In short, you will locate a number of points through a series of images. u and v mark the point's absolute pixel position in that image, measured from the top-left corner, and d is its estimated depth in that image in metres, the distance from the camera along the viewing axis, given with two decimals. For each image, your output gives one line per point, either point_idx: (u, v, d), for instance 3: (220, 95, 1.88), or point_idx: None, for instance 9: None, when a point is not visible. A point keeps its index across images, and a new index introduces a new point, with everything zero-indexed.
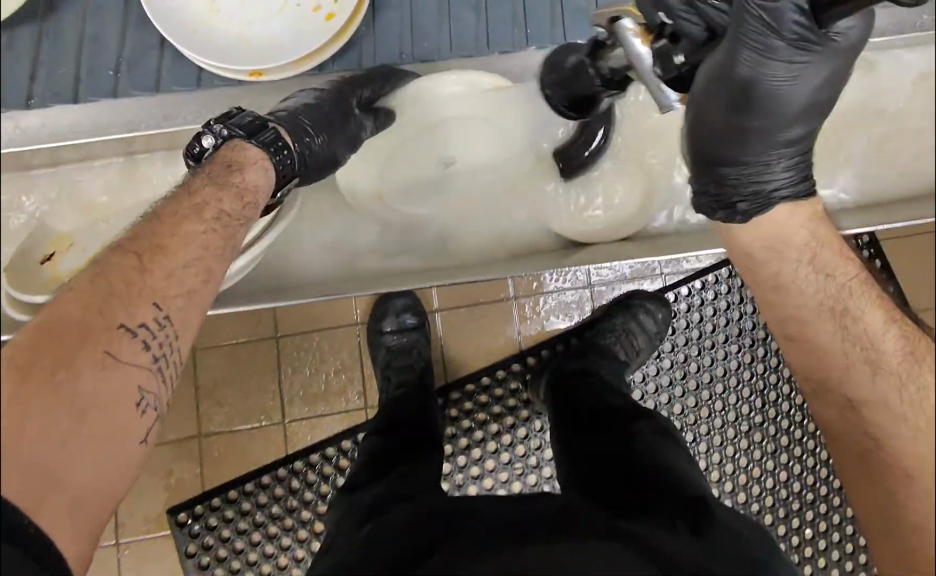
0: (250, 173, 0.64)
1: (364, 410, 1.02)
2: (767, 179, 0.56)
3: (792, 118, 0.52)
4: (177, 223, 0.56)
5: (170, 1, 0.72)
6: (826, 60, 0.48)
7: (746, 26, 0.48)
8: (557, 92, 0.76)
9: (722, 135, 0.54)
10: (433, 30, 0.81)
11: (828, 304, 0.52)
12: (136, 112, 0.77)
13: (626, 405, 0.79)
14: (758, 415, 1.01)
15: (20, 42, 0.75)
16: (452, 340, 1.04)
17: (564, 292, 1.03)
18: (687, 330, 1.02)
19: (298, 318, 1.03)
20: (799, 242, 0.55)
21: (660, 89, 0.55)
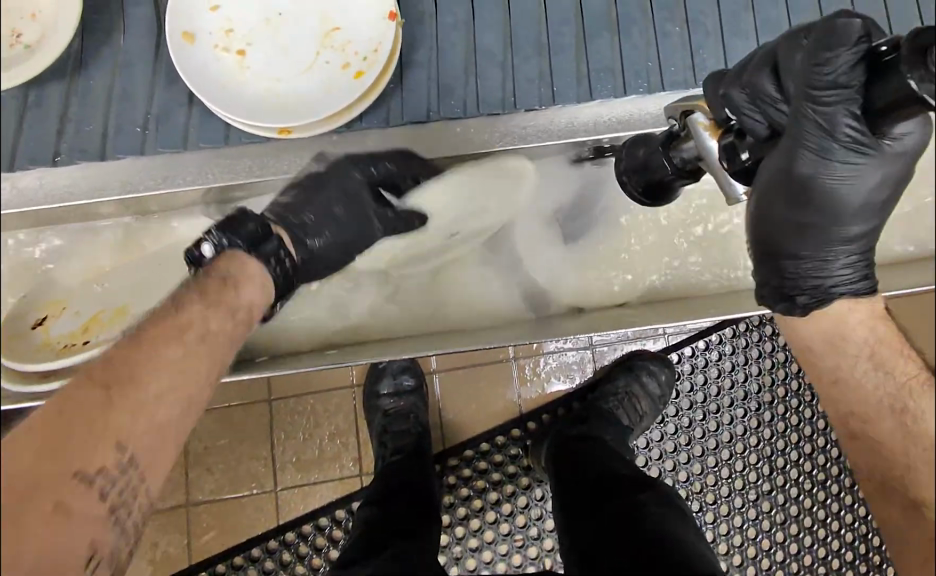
0: (246, 289, 0.62)
1: (358, 478, 0.97)
2: (828, 274, 0.52)
3: (852, 214, 0.50)
4: (153, 348, 0.52)
5: (201, 58, 0.70)
6: (886, 160, 0.47)
7: (804, 129, 0.47)
8: (632, 171, 0.62)
9: (782, 228, 0.52)
10: (459, 85, 0.76)
11: (888, 402, 0.51)
12: (137, 171, 0.74)
13: (632, 474, 0.76)
14: (766, 483, 0.97)
15: (49, 97, 0.74)
16: (451, 402, 1.00)
17: (565, 352, 1.01)
18: (691, 394, 0.99)
19: (294, 383, 0.99)
20: (857, 338, 0.53)
21: (723, 176, 0.52)
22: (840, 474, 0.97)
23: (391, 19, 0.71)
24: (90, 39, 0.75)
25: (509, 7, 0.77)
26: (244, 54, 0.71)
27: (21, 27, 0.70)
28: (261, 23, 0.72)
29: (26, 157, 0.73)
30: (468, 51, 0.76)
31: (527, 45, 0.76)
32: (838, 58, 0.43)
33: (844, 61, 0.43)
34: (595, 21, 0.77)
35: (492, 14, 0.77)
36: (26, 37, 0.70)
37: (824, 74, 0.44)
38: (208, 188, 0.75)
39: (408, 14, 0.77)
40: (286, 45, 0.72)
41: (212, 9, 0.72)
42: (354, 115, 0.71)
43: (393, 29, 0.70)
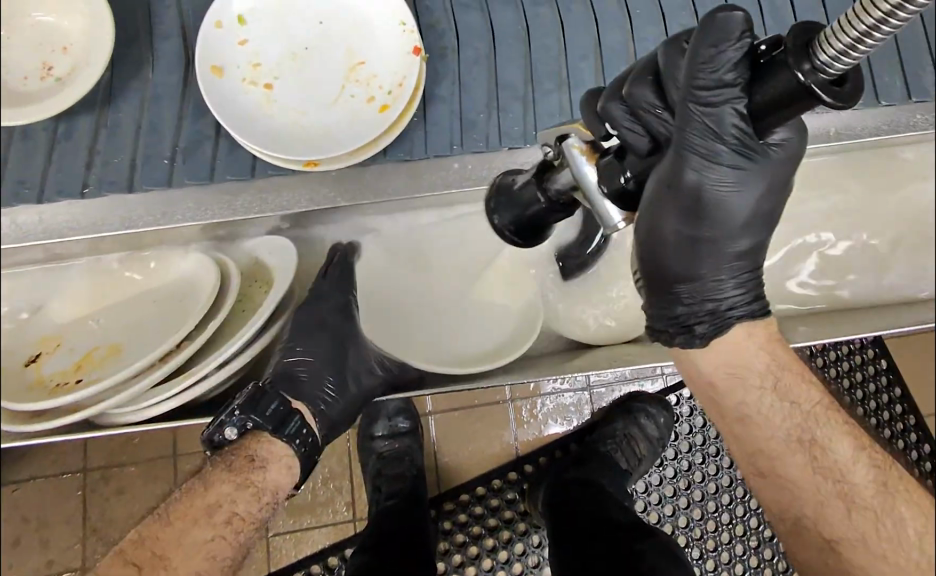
0: (272, 471, 0.67)
1: (352, 523, 0.96)
2: (721, 296, 0.54)
3: (739, 229, 0.52)
4: (184, 528, 0.63)
5: (230, 91, 0.71)
6: (768, 167, 0.49)
7: (691, 133, 0.47)
8: (507, 209, 0.58)
9: (672, 253, 0.53)
10: (482, 122, 0.77)
11: (796, 434, 0.55)
12: (139, 209, 0.74)
13: (630, 521, 0.75)
14: (767, 529, 0.96)
15: (79, 131, 0.75)
16: (448, 445, 0.99)
17: (563, 394, 1.00)
18: (691, 436, 0.98)
19: None
20: (759, 368, 0.56)
21: (602, 204, 0.49)
22: None
23: (415, 54, 0.72)
24: (119, 74, 0.77)
25: (530, 44, 0.79)
26: (272, 88, 0.72)
27: (51, 60, 0.71)
28: (287, 58, 0.73)
29: (54, 187, 0.74)
30: (490, 88, 0.78)
31: (547, 81, 0.78)
32: (722, 54, 0.43)
33: (729, 57, 0.43)
34: (614, 58, 0.79)
35: (512, 52, 0.79)
36: (57, 70, 0.71)
37: (709, 72, 0.44)
38: (208, 224, 0.75)
39: (430, 50, 0.78)
40: (313, 80, 0.73)
41: (240, 42, 0.72)
42: (380, 147, 0.72)
43: (418, 64, 0.71)
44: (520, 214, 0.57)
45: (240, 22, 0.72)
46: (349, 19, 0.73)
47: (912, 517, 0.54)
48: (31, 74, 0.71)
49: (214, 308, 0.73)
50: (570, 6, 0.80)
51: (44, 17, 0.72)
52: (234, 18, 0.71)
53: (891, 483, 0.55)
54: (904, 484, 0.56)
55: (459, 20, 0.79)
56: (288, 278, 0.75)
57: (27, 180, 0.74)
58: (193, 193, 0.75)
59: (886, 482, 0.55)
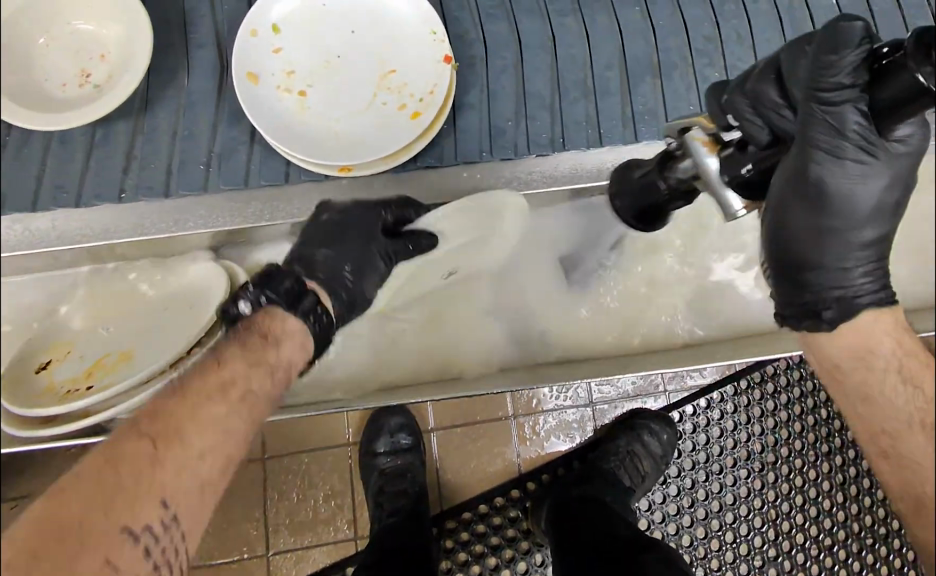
0: (285, 350, 0.58)
1: (353, 541, 0.94)
2: (851, 285, 0.48)
3: (866, 219, 0.47)
4: (197, 403, 0.51)
5: (266, 99, 0.72)
6: (895, 161, 0.45)
7: (814, 131, 0.44)
8: (627, 194, 0.61)
9: (799, 237, 0.48)
10: (510, 129, 0.77)
11: (919, 418, 0.44)
12: (149, 215, 0.74)
13: (632, 535, 0.74)
14: (771, 548, 0.95)
15: (115, 138, 0.75)
16: (449, 464, 0.98)
17: (565, 411, 0.99)
18: (694, 453, 0.98)
19: (283, 437, 0.96)
20: (887, 352, 0.47)
21: (722, 191, 0.50)
22: (847, 539, 0.95)
23: (446, 62, 0.73)
24: (157, 80, 0.77)
25: (557, 55, 0.79)
26: (306, 95, 0.73)
27: (89, 67, 0.72)
28: (319, 66, 0.74)
29: (91, 192, 0.74)
30: (517, 95, 0.78)
31: (574, 90, 0.79)
32: (844, 58, 0.42)
33: (851, 60, 0.42)
34: (639, 68, 0.79)
35: (539, 63, 0.79)
36: (94, 77, 0.72)
37: (833, 75, 0.42)
38: (220, 231, 0.75)
39: (459, 60, 0.79)
40: (344, 87, 0.73)
41: (276, 51, 0.73)
42: (412, 152, 0.73)
43: (449, 72, 0.72)
44: (639, 198, 0.60)
45: (275, 32, 0.73)
46: (381, 29, 0.74)
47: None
48: (70, 81, 0.72)
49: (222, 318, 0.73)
50: (595, 18, 0.81)
51: (85, 26, 0.73)
52: (269, 27, 0.73)
53: None
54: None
55: (487, 31, 0.80)
56: None
57: (65, 184, 0.74)
58: (233, 197, 0.74)
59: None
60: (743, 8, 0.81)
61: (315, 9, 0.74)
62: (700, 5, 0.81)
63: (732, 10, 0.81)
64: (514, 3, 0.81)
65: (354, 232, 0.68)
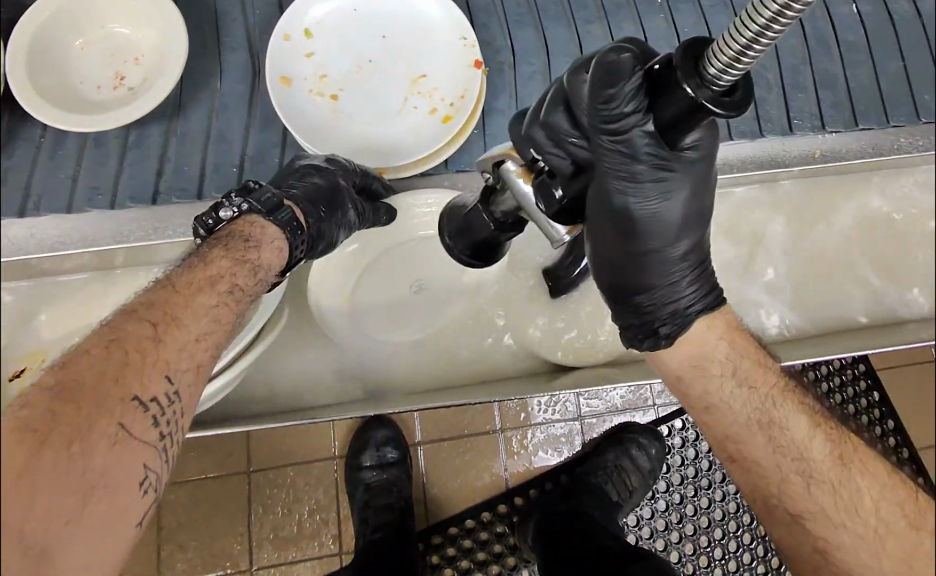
0: (266, 252, 0.60)
1: (338, 556, 0.94)
2: (677, 298, 0.54)
3: (677, 234, 0.52)
4: (190, 294, 0.53)
5: (299, 103, 0.72)
6: (688, 171, 0.49)
7: (608, 156, 0.48)
8: (459, 235, 0.62)
9: (620, 260, 0.54)
10: None
11: (756, 418, 0.53)
12: (136, 224, 0.72)
13: (618, 545, 0.75)
14: (761, 564, 0.96)
15: (150, 139, 0.74)
16: (437, 477, 0.97)
17: (553, 424, 0.99)
18: (682, 468, 0.98)
19: (269, 450, 0.95)
20: (721, 357, 0.54)
21: (548, 226, 0.51)
22: None
23: (476, 66, 0.73)
24: (190, 84, 0.76)
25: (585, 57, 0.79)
26: (338, 99, 0.73)
27: (124, 70, 0.72)
28: (351, 71, 0.74)
29: (125, 194, 0.73)
30: None
31: None
32: (621, 91, 0.43)
33: (627, 92, 0.43)
34: None
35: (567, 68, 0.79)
36: (130, 80, 0.72)
37: (614, 108, 0.44)
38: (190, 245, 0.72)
39: (487, 65, 0.79)
40: (376, 92, 0.74)
41: (307, 55, 0.73)
42: (441, 158, 0.73)
43: (479, 76, 0.72)
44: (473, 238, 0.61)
45: (307, 36, 0.73)
46: (415, 35, 0.75)
47: (870, 488, 0.54)
48: (104, 84, 0.72)
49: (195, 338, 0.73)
50: (621, 24, 0.81)
51: (121, 29, 0.73)
52: (302, 31, 0.73)
53: (846, 456, 0.54)
54: (859, 455, 0.55)
55: (515, 37, 0.80)
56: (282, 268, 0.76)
57: (100, 186, 0.73)
58: None
59: (843, 455, 0.54)
60: None
61: (348, 14, 0.74)
62: (724, 14, 0.82)
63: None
64: (541, 9, 0.81)
65: (342, 186, 0.67)
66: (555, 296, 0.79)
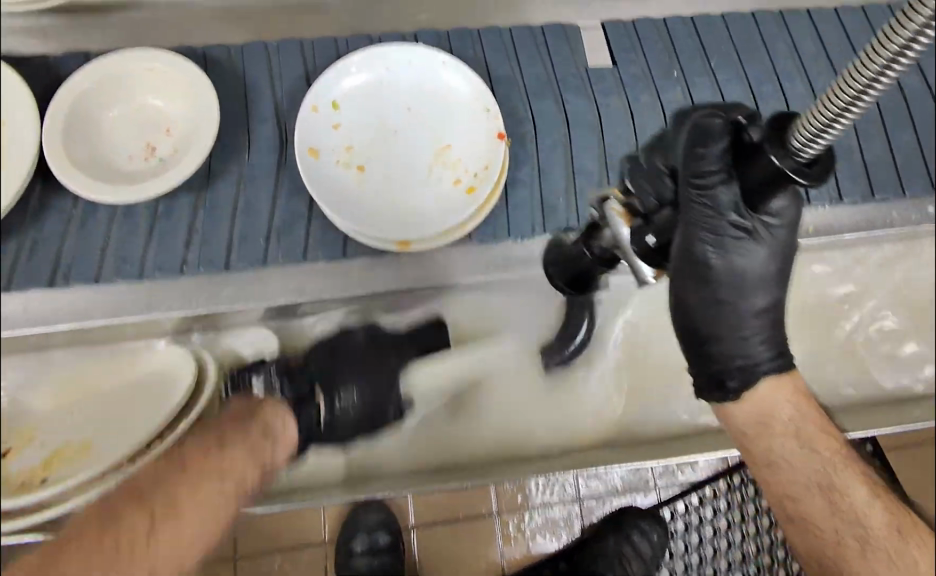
0: (279, 447, 0.63)
1: None
2: (747, 354, 0.55)
3: (753, 290, 0.54)
4: (198, 481, 0.57)
5: (325, 173, 0.73)
6: (770, 232, 0.51)
7: (693, 211, 0.51)
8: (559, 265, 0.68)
9: (695, 311, 0.55)
10: (561, 208, 0.78)
11: (816, 481, 0.55)
12: (159, 297, 0.72)
13: None
14: None
15: (178, 211, 0.74)
16: (432, 566, 0.93)
17: (552, 507, 0.95)
18: (686, 555, 0.92)
19: (257, 537, 0.91)
20: (785, 417, 0.55)
21: (636, 263, 0.53)
22: None
23: (498, 138, 0.74)
24: (221, 154, 0.77)
25: (604, 133, 0.81)
26: (364, 169, 0.75)
27: (155, 141, 0.74)
28: (375, 144, 0.76)
29: (154, 266, 0.72)
30: (566, 173, 0.79)
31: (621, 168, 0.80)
32: (710, 150, 0.48)
33: (715, 152, 0.48)
34: None
35: (586, 139, 0.80)
36: (160, 150, 0.74)
37: (703, 164, 0.49)
38: (214, 312, 0.73)
39: (509, 136, 0.80)
40: (402, 163, 0.76)
41: (334, 126, 0.75)
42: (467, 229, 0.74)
43: (503, 148, 0.74)
44: (575, 267, 0.65)
45: (334, 108, 0.75)
46: (438, 110, 0.77)
47: (927, 561, 0.54)
48: (136, 153, 0.73)
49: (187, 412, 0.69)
50: (639, 97, 0.83)
51: (155, 101, 0.75)
52: (329, 103, 0.75)
53: (903, 527, 0.55)
54: (918, 531, 0.56)
55: (536, 111, 0.81)
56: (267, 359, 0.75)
57: (129, 256, 0.72)
58: (296, 274, 0.74)
59: (901, 527, 0.55)
60: (780, 87, 0.84)
61: (376, 87, 0.77)
62: (739, 86, 0.84)
63: (769, 92, 0.84)
64: (560, 81, 0.83)
65: (373, 351, 0.70)
66: (548, 370, 0.80)
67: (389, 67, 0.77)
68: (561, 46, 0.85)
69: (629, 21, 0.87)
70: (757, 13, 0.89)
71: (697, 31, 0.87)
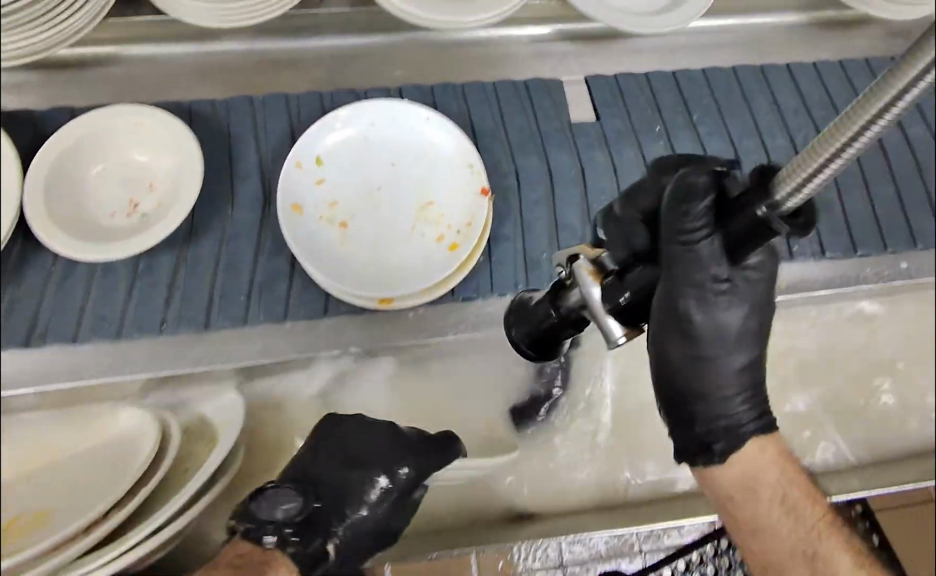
0: None
1: None
2: (731, 414, 0.55)
3: (735, 348, 0.54)
4: None
5: (306, 229, 0.73)
6: (748, 288, 0.52)
7: (678, 269, 0.50)
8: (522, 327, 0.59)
9: (678, 371, 0.55)
10: (546, 263, 0.78)
11: (800, 548, 0.57)
12: (138, 355, 0.71)
13: None
14: None
15: (158, 268, 0.73)
16: None
17: None
18: None
19: None
20: (769, 483, 0.57)
21: (604, 319, 0.50)
22: None
23: (483, 194, 0.75)
24: (204, 210, 0.76)
25: (587, 188, 0.82)
26: (346, 225, 0.75)
27: (138, 197, 0.74)
28: (360, 199, 0.76)
29: (133, 323, 0.71)
30: (550, 227, 0.80)
31: None
32: (693, 207, 0.47)
33: (698, 210, 0.47)
34: None
35: (570, 195, 0.82)
36: (144, 206, 0.74)
37: (687, 222, 0.47)
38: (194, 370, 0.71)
39: (494, 191, 0.81)
40: (385, 219, 0.76)
41: (318, 183, 0.75)
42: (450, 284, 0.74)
43: (487, 203, 0.75)
44: (535, 329, 0.57)
45: (318, 164, 0.76)
46: (424, 165, 0.78)
47: None
48: (119, 210, 0.73)
49: (150, 473, 0.66)
50: (621, 152, 0.85)
51: (138, 156, 0.76)
52: (313, 159, 0.76)
53: None
54: None
55: (519, 165, 0.83)
56: (237, 434, 0.70)
57: (106, 314, 0.71)
58: (278, 330, 0.73)
59: None
60: (760, 141, 0.87)
61: (359, 144, 0.78)
62: (720, 141, 0.87)
63: (749, 147, 0.87)
64: (545, 137, 0.85)
65: (405, 468, 0.70)
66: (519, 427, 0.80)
67: (373, 121, 0.78)
68: (544, 100, 0.87)
69: (611, 75, 0.90)
70: (737, 69, 0.92)
71: (677, 83, 0.90)
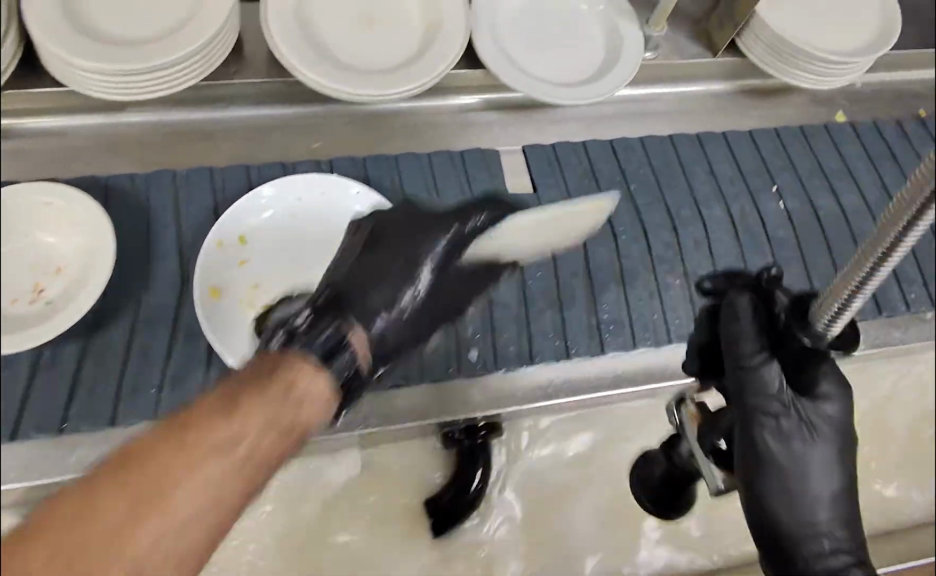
0: (307, 408, 0.56)
1: None
2: (827, 550, 0.55)
3: (823, 482, 0.56)
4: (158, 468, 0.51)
5: (228, 312, 0.72)
6: (825, 420, 0.56)
7: (748, 395, 0.55)
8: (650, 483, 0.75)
9: (772, 510, 0.55)
10: (479, 341, 0.77)
11: None
12: (36, 458, 0.69)
13: None
14: None
15: (62, 360, 0.71)
16: None
17: None
18: None
19: None
20: None
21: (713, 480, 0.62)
22: None
23: None
24: (116, 297, 0.74)
25: None
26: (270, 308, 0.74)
27: (44, 282, 0.71)
28: (285, 280, 0.76)
29: (32, 422, 0.68)
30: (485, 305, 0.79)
31: (541, 299, 0.80)
32: (743, 330, 0.55)
33: (749, 333, 0.54)
34: (602, 277, 0.82)
35: None
36: (48, 292, 0.70)
37: (744, 346, 0.54)
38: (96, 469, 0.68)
39: None
40: None
41: (241, 263, 0.75)
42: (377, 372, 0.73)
43: None
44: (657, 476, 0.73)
45: (242, 242, 0.75)
46: None
47: None
48: (21, 297, 0.70)
49: None
50: None
51: (47, 238, 0.73)
52: (237, 238, 0.75)
53: None
54: None
55: None
56: None
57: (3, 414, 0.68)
58: None
59: None
60: (698, 214, 0.89)
61: (284, 221, 0.77)
62: (657, 211, 0.88)
63: (687, 217, 0.88)
64: None
65: (397, 230, 0.67)
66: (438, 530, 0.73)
67: (300, 197, 0.78)
68: (480, 172, 0.87)
69: (548, 144, 0.91)
70: (674, 137, 0.94)
71: (614, 152, 0.92)
